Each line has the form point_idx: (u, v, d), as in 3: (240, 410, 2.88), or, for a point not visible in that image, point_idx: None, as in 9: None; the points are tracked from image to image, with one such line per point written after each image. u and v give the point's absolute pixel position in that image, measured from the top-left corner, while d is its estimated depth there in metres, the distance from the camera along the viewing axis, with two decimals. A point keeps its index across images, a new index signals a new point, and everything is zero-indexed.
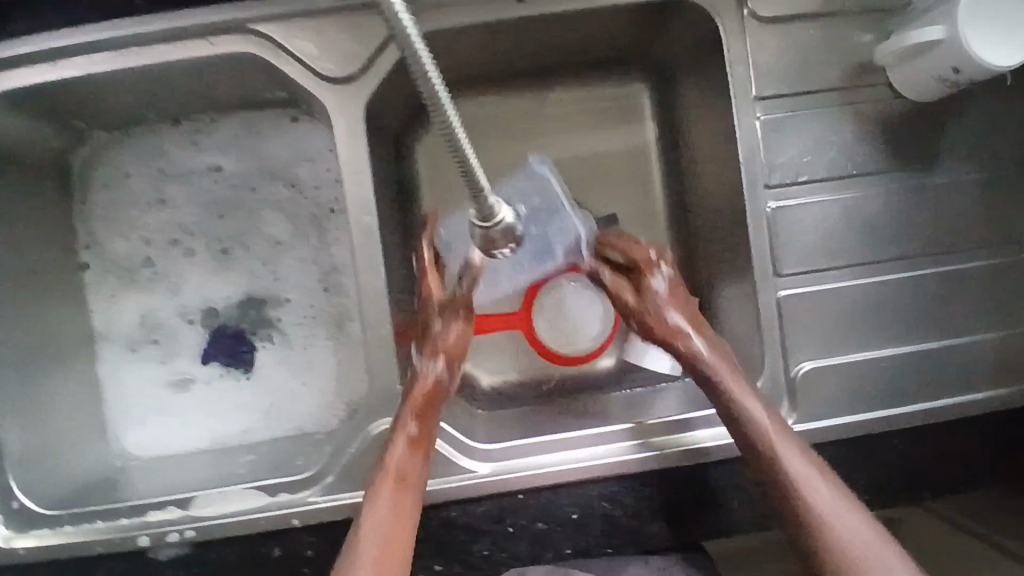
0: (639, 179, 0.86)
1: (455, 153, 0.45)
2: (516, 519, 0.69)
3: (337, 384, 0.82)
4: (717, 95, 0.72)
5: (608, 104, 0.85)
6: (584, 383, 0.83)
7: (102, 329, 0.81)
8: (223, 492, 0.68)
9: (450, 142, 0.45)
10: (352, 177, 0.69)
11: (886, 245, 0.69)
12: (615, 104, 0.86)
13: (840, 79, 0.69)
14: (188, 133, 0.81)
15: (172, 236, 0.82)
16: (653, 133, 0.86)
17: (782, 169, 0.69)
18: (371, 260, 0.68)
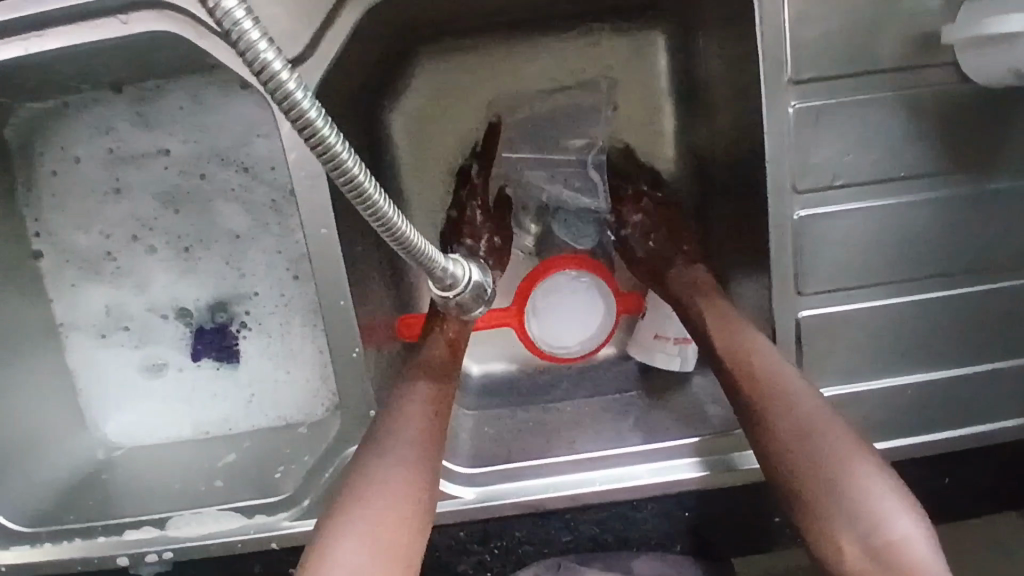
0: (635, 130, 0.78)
1: (383, 228, 0.40)
2: (500, 541, 0.66)
3: (320, 374, 0.78)
4: (745, 71, 0.59)
5: (591, 48, 0.76)
6: (580, 377, 0.77)
7: (67, 321, 0.77)
8: (197, 514, 0.66)
9: (373, 217, 0.39)
10: (307, 181, 0.58)
11: (925, 261, 0.60)
12: (597, 48, 0.76)
13: (894, 58, 0.56)
14: (131, 106, 0.73)
15: (131, 232, 0.77)
16: (646, 79, 0.76)
17: (816, 170, 0.58)
18: (335, 277, 0.61)
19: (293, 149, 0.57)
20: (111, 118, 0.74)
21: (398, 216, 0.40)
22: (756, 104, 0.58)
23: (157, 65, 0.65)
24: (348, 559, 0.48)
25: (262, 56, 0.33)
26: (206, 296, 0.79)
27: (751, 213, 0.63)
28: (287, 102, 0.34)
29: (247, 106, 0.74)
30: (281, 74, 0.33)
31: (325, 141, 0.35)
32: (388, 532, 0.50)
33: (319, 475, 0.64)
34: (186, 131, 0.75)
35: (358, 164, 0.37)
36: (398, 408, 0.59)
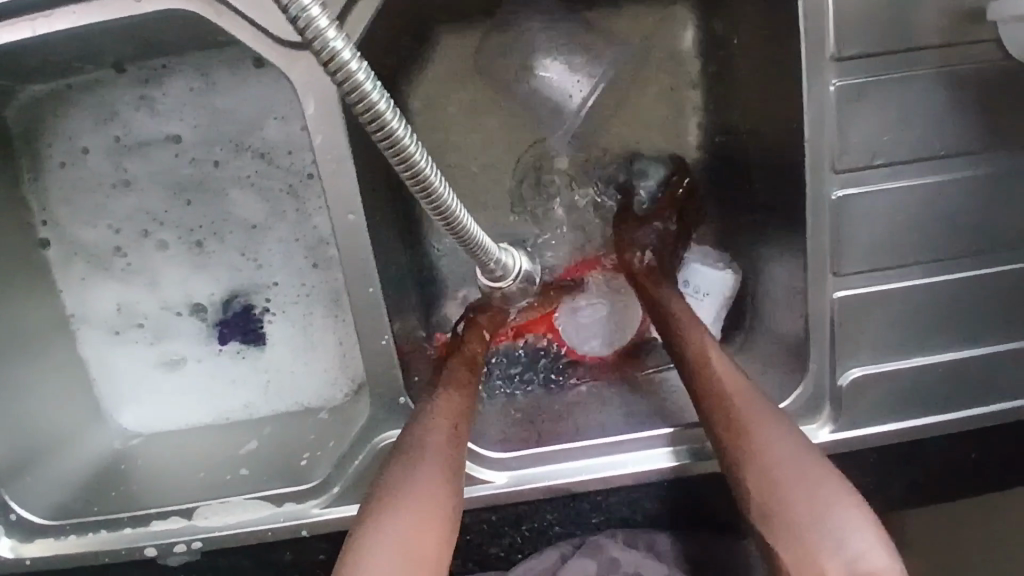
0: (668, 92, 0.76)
1: (441, 216, 0.38)
2: (532, 523, 0.67)
3: (342, 360, 0.77)
4: (781, 48, 0.57)
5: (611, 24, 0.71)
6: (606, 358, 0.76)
7: (77, 313, 0.75)
8: (225, 503, 0.65)
9: (431, 205, 0.37)
10: (333, 166, 0.56)
11: (960, 240, 0.59)
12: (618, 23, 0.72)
13: (937, 34, 0.54)
14: (137, 89, 0.70)
15: (140, 227, 0.75)
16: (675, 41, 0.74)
17: (855, 150, 0.57)
18: (363, 264, 0.59)
19: (318, 133, 0.55)
20: (116, 103, 0.71)
21: (456, 203, 0.38)
22: (792, 82, 0.57)
23: (168, 43, 0.62)
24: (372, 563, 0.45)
25: (329, 44, 0.31)
26: (221, 291, 0.77)
27: (785, 193, 0.62)
28: (355, 93, 0.32)
29: (257, 87, 0.71)
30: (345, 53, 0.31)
31: (387, 123, 0.33)
32: (414, 532, 0.47)
33: (350, 463, 0.63)
34: (197, 116, 0.72)
35: (418, 147, 0.35)
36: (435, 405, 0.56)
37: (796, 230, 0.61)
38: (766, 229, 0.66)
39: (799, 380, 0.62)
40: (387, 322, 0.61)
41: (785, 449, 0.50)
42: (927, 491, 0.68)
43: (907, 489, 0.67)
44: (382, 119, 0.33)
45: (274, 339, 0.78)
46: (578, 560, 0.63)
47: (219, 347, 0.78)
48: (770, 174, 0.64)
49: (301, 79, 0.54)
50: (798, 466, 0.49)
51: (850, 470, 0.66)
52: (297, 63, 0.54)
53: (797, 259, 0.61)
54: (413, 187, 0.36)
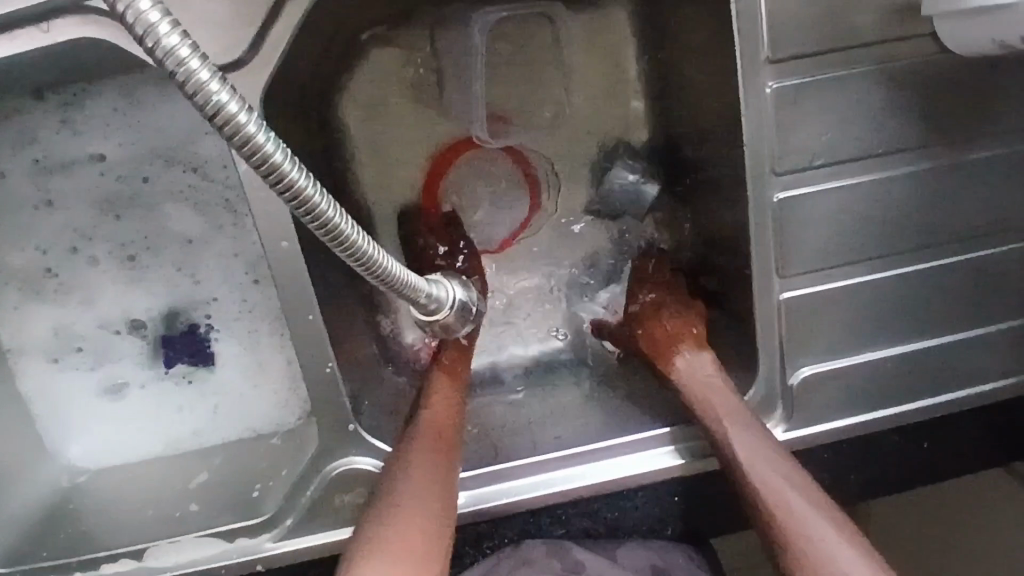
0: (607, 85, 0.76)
1: (359, 263, 0.36)
2: (493, 541, 0.66)
3: (291, 381, 0.75)
4: (717, 49, 0.56)
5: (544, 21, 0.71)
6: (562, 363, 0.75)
7: (13, 345, 0.73)
8: (174, 543, 0.63)
9: (348, 252, 0.35)
10: (262, 191, 0.54)
11: (904, 236, 0.59)
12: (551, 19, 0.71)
13: (872, 31, 0.54)
14: (58, 113, 0.67)
15: (69, 243, 0.71)
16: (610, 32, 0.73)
17: (796, 151, 0.56)
18: (302, 291, 0.57)
19: (244, 159, 0.53)
20: (37, 127, 0.68)
21: (375, 247, 0.36)
22: (730, 84, 0.56)
23: (84, 67, 0.60)
24: None
25: (214, 98, 0.29)
26: (159, 305, 0.74)
27: (729, 195, 0.61)
28: (248, 146, 0.30)
29: (185, 102, 0.68)
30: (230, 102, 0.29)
31: (286, 173, 0.31)
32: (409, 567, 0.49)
33: (302, 492, 0.62)
34: (122, 133, 0.69)
35: (324, 195, 0.34)
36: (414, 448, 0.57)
37: (742, 233, 0.60)
38: (713, 230, 0.66)
39: (750, 382, 0.62)
40: (332, 348, 0.59)
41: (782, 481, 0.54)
42: (885, 483, 0.68)
43: (864, 482, 0.68)
44: (280, 169, 0.31)
45: (222, 359, 0.75)
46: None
47: (168, 370, 0.76)
48: (714, 175, 0.63)
49: None
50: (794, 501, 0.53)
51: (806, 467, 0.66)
52: None
53: (743, 261, 0.61)
54: (326, 237, 0.34)
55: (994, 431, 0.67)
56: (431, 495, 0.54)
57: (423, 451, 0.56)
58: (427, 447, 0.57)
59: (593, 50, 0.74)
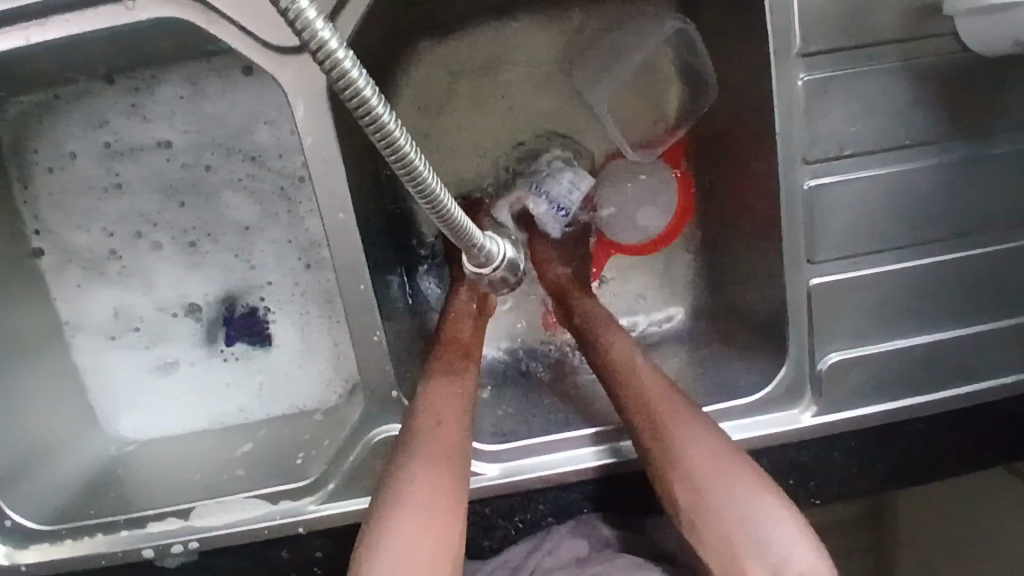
0: (649, 89, 0.78)
1: (425, 196, 0.40)
2: (525, 515, 0.68)
3: (333, 362, 0.78)
4: (753, 47, 0.60)
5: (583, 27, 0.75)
6: None
7: (73, 320, 0.76)
8: (222, 503, 0.66)
9: (416, 185, 0.40)
10: (323, 165, 0.58)
11: (927, 226, 0.62)
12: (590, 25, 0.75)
13: (898, 29, 0.57)
14: (127, 99, 0.71)
15: (132, 224, 0.75)
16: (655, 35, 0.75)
17: (825, 141, 0.59)
18: (354, 261, 0.61)
19: (309, 134, 0.57)
20: (109, 111, 0.71)
21: (440, 185, 0.41)
22: (764, 77, 0.60)
23: (161, 53, 0.64)
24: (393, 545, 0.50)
25: (318, 36, 0.33)
26: (216, 291, 0.78)
27: (761, 183, 0.64)
28: (342, 79, 0.34)
29: (246, 94, 0.72)
30: (329, 39, 0.33)
31: (371, 105, 0.35)
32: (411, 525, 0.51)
33: (346, 458, 0.65)
34: (187, 122, 0.72)
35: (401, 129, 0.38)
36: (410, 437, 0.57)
37: (772, 219, 0.63)
38: (744, 219, 0.69)
39: (778, 367, 0.65)
40: (380, 317, 0.62)
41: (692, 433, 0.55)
42: (909, 473, 0.69)
43: (889, 471, 0.69)
44: (366, 102, 0.35)
45: (277, 342, 0.79)
46: (565, 549, 0.65)
47: (224, 349, 0.79)
48: (747, 166, 0.66)
49: (291, 83, 0.56)
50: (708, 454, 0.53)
51: (832, 455, 0.68)
52: (288, 67, 0.56)
53: (773, 249, 0.64)
54: (398, 169, 0.39)
55: (1015, 423, 0.69)
56: (426, 485, 0.54)
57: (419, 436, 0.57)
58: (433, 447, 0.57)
59: (630, 63, 0.77)
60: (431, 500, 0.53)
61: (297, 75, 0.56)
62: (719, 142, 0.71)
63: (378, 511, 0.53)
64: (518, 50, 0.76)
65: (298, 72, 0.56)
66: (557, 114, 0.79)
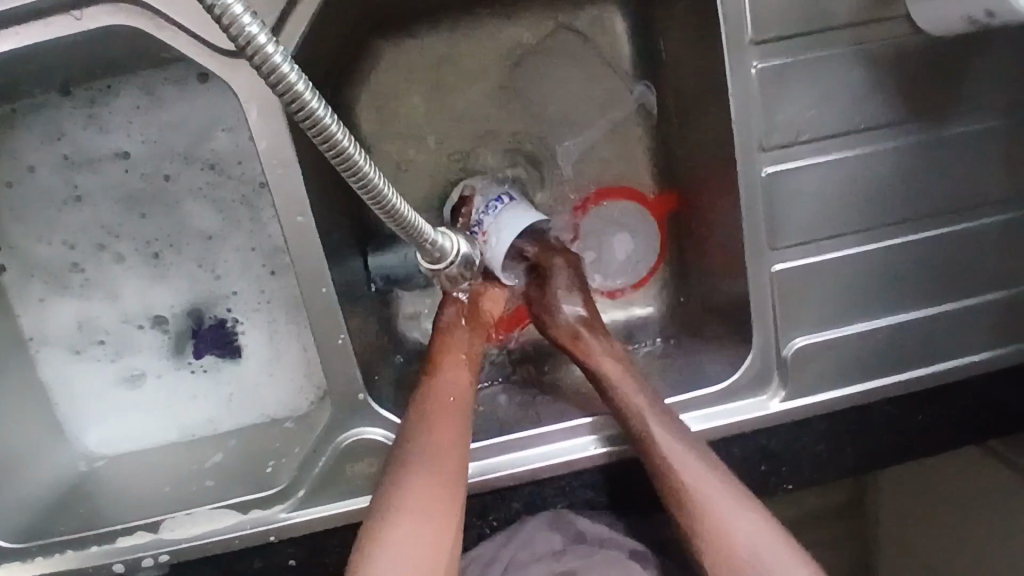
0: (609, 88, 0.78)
1: (369, 193, 0.40)
2: (498, 513, 0.68)
3: (303, 368, 0.78)
4: (707, 37, 0.60)
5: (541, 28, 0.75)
6: None
7: (35, 335, 0.75)
8: (191, 515, 0.65)
9: (360, 182, 0.39)
10: (279, 170, 0.58)
11: (885, 209, 0.62)
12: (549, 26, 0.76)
13: (850, 14, 0.58)
14: (82, 109, 0.70)
15: (94, 239, 0.74)
16: (613, 32, 0.76)
17: (782, 128, 0.59)
18: (314, 264, 0.60)
19: (263, 138, 0.57)
20: (64, 122, 0.70)
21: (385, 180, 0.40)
22: (720, 67, 0.60)
23: (114, 62, 0.64)
24: (401, 525, 0.55)
25: (246, 31, 0.33)
26: (182, 301, 0.77)
27: (721, 173, 0.64)
28: (273, 75, 0.34)
29: (204, 100, 0.71)
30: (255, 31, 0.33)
31: (304, 99, 0.35)
32: (421, 520, 0.55)
33: (315, 463, 0.64)
34: (144, 131, 0.72)
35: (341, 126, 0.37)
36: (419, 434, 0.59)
37: (732, 208, 0.63)
38: (708, 209, 0.69)
39: (745, 355, 0.65)
40: (343, 321, 0.62)
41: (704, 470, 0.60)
42: (879, 455, 0.70)
43: (860, 454, 0.69)
44: (299, 96, 0.35)
45: (245, 352, 0.78)
46: (540, 540, 0.65)
47: (191, 361, 0.78)
48: (708, 155, 0.66)
49: (244, 87, 0.56)
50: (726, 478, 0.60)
51: (803, 440, 0.68)
52: (239, 71, 0.55)
53: (736, 237, 0.64)
54: (340, 166, 0.38)
55: (983, 402, 0.69)
56: (434, 500, 0.56)
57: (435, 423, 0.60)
58: (440, 452, 0.59)
59: (591, 72, 0.77)
60: (438, 516, 0.56)
61: (249, 79, 0.56)
62: (681, 134, 0.72)
63: (379, 510, 0.55)
64: (477, 57, 0.76)
65: (250, 77, 0.56)
66: (519, 115, 0.78)
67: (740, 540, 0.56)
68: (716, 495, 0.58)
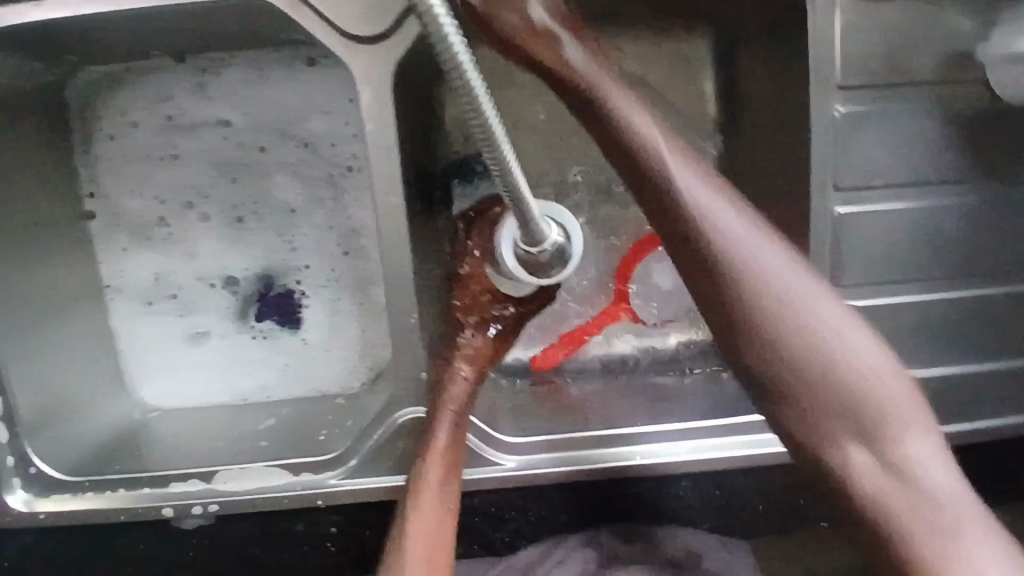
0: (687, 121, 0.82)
1: (496, 164, 0.42)
2: (538, 510, 0.70)
3: (361, 348, 0.80)
4: (794, 76, 0.64)
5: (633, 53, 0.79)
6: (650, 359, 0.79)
7: (115, 282, 0.79)
8: (245, 469, 0.68)
9: (491, 151, 0.41)
10: (382, 150, 0.61)
11: (946, 261, 0.65)
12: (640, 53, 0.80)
13: (934, 72, 0.61)
14: (194, 77, 0.75)
15: (185, 199, 0.78)
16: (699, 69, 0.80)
17: (858, 171, 0.62)
18: (401, 244, 0.63)
19: (371, 119, 0.60)
20: (175, 87, 0.75)
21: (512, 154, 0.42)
22: (805, 107, 0.63)
23: (233, 35, 0.68)
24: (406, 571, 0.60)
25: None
26: (255, 267, 0.80)
27: (792, 208, 0.67)
28: (442, 45, 0.35)
29: (307, 82, 0.75)
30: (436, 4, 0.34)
31: (464, 70, 0.36)
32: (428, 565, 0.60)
33: (369, 438, 0.67)
34: (248, 104, 0.76)
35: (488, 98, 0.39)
36: (423, 476, 0.62)
37: (801, 242, 0.66)
38: None
39: None
40: (418, 302, 0.65)
41: (774, 264, 0.49)
42: None
43: None
44: (460, 66, 0.36)
45: (308, 325, 0.81)
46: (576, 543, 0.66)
47: (255, 325, 0.81)
48: (778, 191, 0.69)
49: (361, 70, 0.59)
50: (800, 288, 0.50)
51: None
52: (358, 55, 0.59)
53: None
54: (478, 136, 0.40)
55: None
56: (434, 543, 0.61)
57: (436, 506, 0.62)
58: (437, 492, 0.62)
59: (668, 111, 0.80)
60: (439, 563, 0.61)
61: (367, 64, 0.59)
62: (754, 170, 0.75)
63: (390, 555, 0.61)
64: None
65: (367, 60, 0.59)
66: None
67: (893, 398, 0.50)
68: (863, 355, 0.50)
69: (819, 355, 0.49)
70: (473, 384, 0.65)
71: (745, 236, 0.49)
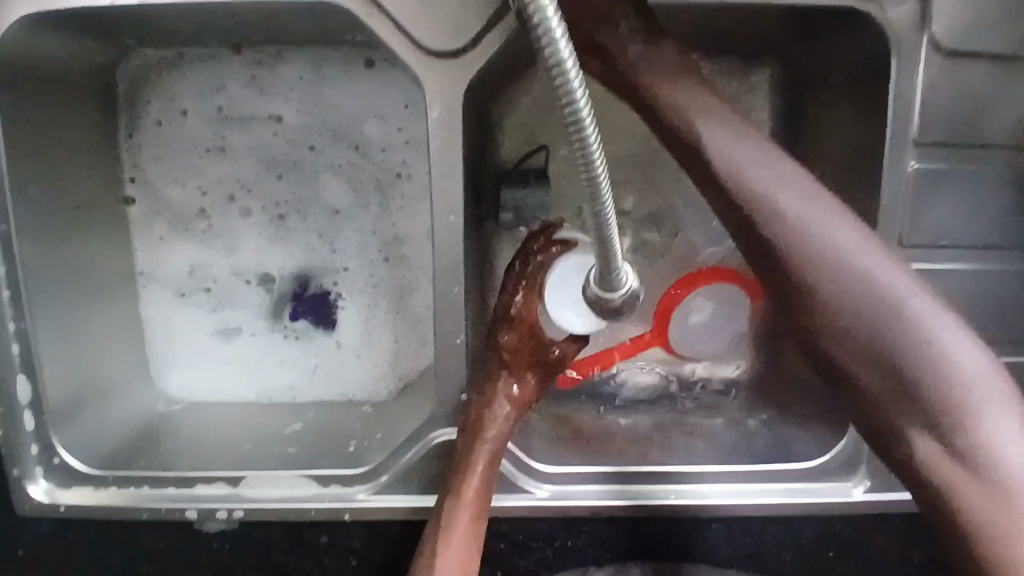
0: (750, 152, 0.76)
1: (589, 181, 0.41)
2: (565, 539, 0.70)
3: (394, 358, 0.79)
4: (865, 127, 0.63)
5: None
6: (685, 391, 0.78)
7: (148, 270, 0.77)
8: (273, 476, 0.66)
9: (585, 167, 0.41)
10: (444, 167, 0.60)
11: (1007, 328, 0.64)
12: None
13: (1012, 135, 0.60)
14: (248, 69, 0.73)
15: (227, 192, 0.76)
16: None
17: (926, 229, 0.61)
18: (454, 264, 0.62)
19: (436, 135, 0.59)
20: (229, 78, 0.74)
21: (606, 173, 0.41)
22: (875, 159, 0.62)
23: (295, 32, 0.67)
24: None
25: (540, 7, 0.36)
26: (292, 267, 0.78)
27: None
28: (549, 48, 0.37)
29: (363, 84, 0.73)
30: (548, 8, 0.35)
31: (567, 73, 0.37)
32: None
33: (402, 454, 0.65)
34: (301, 102, 0.74)
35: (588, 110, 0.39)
36: (455, 510, 0.62)
37: None
38: None
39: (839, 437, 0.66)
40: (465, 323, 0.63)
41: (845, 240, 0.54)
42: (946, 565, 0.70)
43: (928, 561, 0.70)
44: (563, 69, 0.37)
45: (341, 329, 0.79)
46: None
47: (287, 324, 0.79)
48: None
49: (431, 84, 0.58)
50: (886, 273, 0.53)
51: (873, 534, 0.70)
52: (430, 68, 0.58)
53: None
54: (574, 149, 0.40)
55: None
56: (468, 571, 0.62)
57: (468, 538, 0.62)
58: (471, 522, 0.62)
59: None
60: None
61: (438, 78, 0.58)
62: None
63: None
64: None
65: (438, 74, 0.58)
66: None
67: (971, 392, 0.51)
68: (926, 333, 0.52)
69: (879, 336, 0.53)
70: (512, 422, 0.62)
71: (817, 222, 0.54)
